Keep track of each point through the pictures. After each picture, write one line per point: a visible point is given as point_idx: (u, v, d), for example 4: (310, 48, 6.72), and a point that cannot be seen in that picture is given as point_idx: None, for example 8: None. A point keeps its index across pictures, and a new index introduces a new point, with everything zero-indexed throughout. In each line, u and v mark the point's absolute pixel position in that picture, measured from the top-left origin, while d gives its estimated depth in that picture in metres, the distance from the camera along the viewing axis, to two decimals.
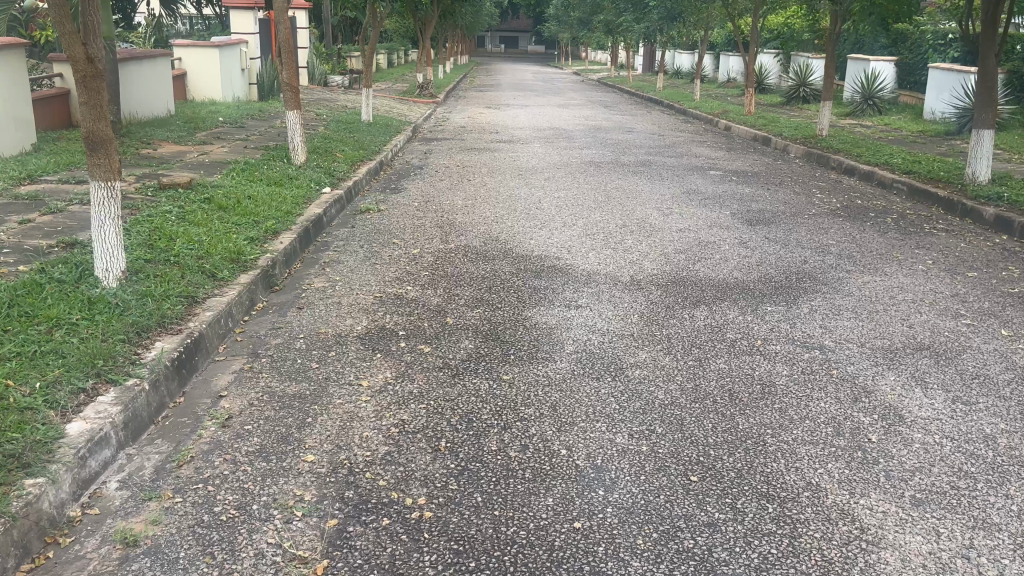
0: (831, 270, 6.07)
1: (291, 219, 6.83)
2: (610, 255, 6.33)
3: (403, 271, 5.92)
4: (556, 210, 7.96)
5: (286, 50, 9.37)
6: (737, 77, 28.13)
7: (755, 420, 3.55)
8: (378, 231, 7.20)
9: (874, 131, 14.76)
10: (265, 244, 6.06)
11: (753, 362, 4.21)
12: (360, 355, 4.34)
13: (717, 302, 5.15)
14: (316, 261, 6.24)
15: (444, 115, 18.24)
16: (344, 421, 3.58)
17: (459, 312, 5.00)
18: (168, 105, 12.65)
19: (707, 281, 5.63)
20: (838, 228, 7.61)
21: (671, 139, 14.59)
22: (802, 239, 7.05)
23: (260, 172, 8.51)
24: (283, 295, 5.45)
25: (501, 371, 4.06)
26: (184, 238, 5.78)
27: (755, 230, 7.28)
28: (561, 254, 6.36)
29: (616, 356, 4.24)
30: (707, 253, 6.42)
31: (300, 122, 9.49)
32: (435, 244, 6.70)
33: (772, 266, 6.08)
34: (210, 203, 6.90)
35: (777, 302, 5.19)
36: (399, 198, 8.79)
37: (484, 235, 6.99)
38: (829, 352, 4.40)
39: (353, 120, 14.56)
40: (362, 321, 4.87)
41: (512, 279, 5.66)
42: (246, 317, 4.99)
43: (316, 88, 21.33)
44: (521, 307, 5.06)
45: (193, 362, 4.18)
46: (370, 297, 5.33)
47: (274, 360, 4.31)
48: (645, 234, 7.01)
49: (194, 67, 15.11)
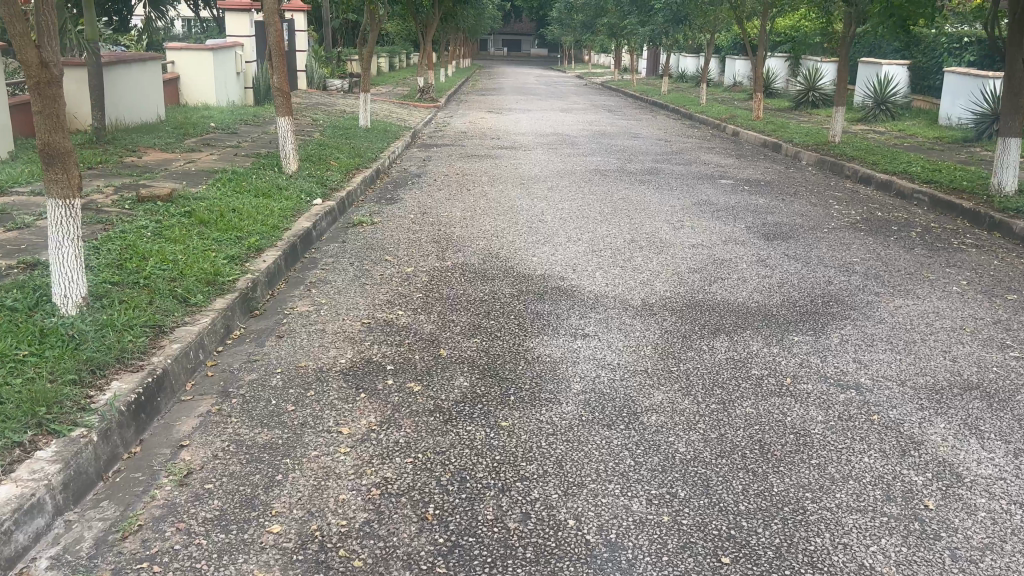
0: (859, 292, 5.61)
1: (277, 234, 6.37)
2: (619, 275, 5.87)
3: (394, 293, 5.46)
4: (561, 224, 7.49)
5: (276, 54, 8.93)
6: (743, 81, 27.68)
7: (790, 481, 3.10)
8: (370, 247, 6.74)
9: (888, 137, 14.28)
10: (246, 262, 5.61)
11: (783, 406, 3.74)
12: (342, 394, 3.88)
13: (739, 331, 4.70)
14: (301, 281, 5.79)
15: (445, 120, 17.82)
16: (319, 481, 3.13)
17: (454, 343, 4.54)
18: (158, 110, 12.21)
19: (725, 305, 5.17)
20: (861, 244, 7.14)
21: (678, 145, 14.14)
22: (824, 257, 6.58)
23: (247, 182, 8.06)
24: (263, 320, 5.00)
25: (499, 417, 3.60)
26: (158, 257, 5.33)
27: (772, 246, 6.83)
28: (566, 273, 5.90)
29: (629, 398, 3.78)
30: (724, 272, 5.96)
31: (292, 128, 9.04)
32: (431, 262, 6.24)
33: (794, 288, 5.63)
34: (190, 217, 6.45)
35: (803, 332, 4.73)
36: (395, 209, 8.33)
37: (483, 252, 6.53)
38: (866, 393, 3.92)
39: (350, 125, 14.12)
40: (347, 353, 4.42)
41: (512, 302, 5.21)
42: (219, 347, 4.53)
43: (315, 92, 20.91)
44: (522, 336, 4.60)
45: (154, 405, 3.72)
46: (357, 324, 4.87)
47: (245, 401, 3.86)
48: (656, 251, 6.56)
49: (187, 70, 14.66)
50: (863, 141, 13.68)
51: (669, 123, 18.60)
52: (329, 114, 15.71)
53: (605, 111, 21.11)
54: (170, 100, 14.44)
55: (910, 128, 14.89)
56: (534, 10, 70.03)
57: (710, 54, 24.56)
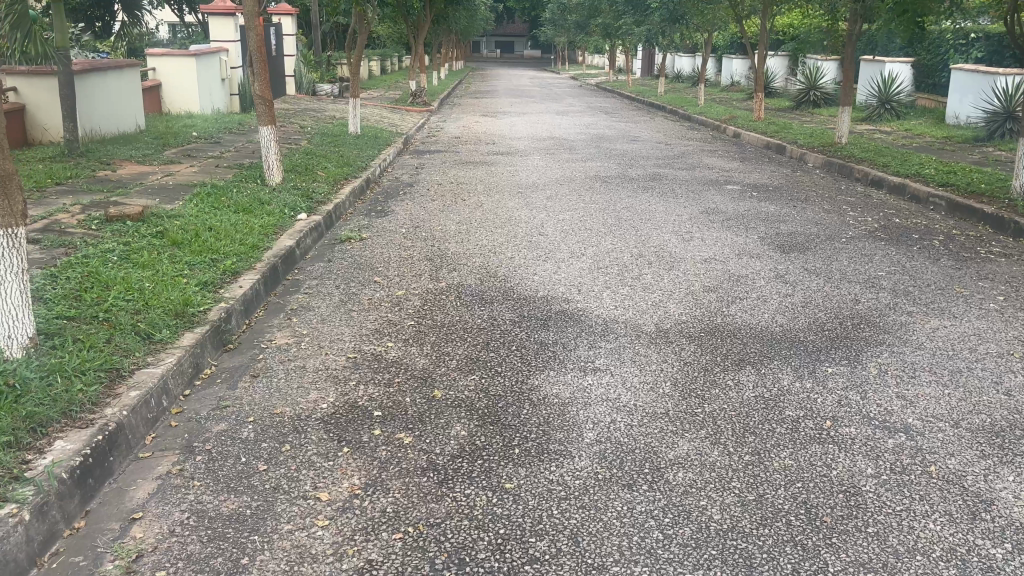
0: (890, 311, 5.14)
1: (256, 254, 5.90)
2: (628, 295, 5.40)
3: (383, 321, 4.98)
4: (562, 238, 7.02)
5: (257, 60, 8.45)
6: (741, 80, 27.29)
7: (847, 557, 2.63)
8: (357, 266, 6.26)
9: (895, 137, 13.84)
10: (220, 289, 5.14)
11: (826, 457, 3.27)
12: (321, 450, 3.40)
13: (766, 362, 4.23)
14: (281, 308, 5.32)
15: (438, 125, 17.35)
16: (291, 565, 2.65)
17: (450, 381, 4.05)
18: (137, 120, 11.71)
19: (747, 330, 4.71)
20: (884, 255, 6.68)
21: (678, 148, 13.71)
22: (846, 271, 6.12)
23: (228, 196, 7.58)
24: (237, 356, 4.52)
25: (503, 477, 3.11)
26: (122, 286, 4.84)
27: (789, 259, 6.37)
28: (571, 294, 5.43)
29: (650, 450, 3.30)
30: (741, 290, 5.51)
31: (275, 137, 8.57)
32: (423, 283, 5.76)
33: (819, 308, 5.17)
34: (162, 237, 5.98)
35: (837, 361, 4.27)
36: (385, 223, 7.85)
37: (480, 270, 6.06)
38: (919, 437, 3.43)
39: (340, 132, 13.63)
40: (328, 396, 3.93)
41: (514, 330, 4.73)
42: (186, 390, 4.04)
43: (304, 97, 20.44)
44: (525, 372, 4.12)
45: (105, 466, 3.23)
46: (341, 359, 4.39)
47: (211, 459, 3.37)
48: (665, 267, 6.10)
49: (169, 77, 14.17)
50: (870, 142, 13.25)
51: (668, 125, 18.15)
52: (317, 121, 15.24)
53: (601, 113, 20.66)
54: (151, 109, 13.94)
55: (917, 127, 14.45)
56: (525, 11, 69.52)
57: (706, 54, 24.10)
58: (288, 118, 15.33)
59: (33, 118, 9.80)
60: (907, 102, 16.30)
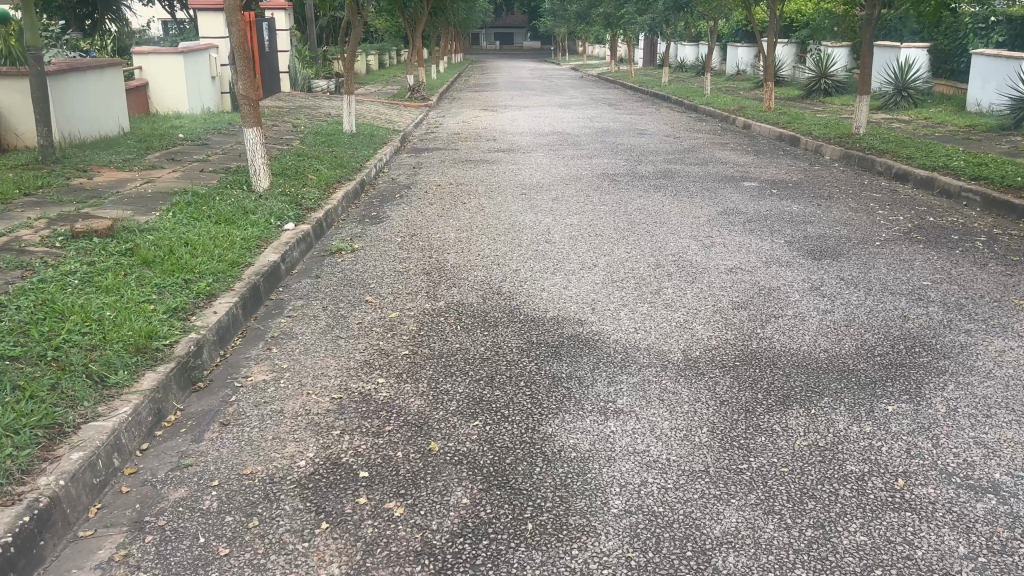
0: (944, 330, 4.57)
1: (235, 273, 5.34)
2: (648, 314, 4.83)
3: (373, 350, 4.41)
4: (571, 246, 6.45)
5: (240, 57, 7.85)
6: (748, 69, 26.74)
7: None
8: (348, 283, 5.69)
9: (915, 126, 13.24)
10: (190, 316, 4.57)
11: (905, 530, 2.71)
12: (295, 526, 2.83)
13: (816, 400, 3.67)
14: (261, 335, 4.75)
15: (437, 120, 16.76)
16: None
17: (449, 429, 3.48)
18: (120, 121, 11.13)
19: (787, 359, 4.16)
20: (924, 261, 6.10)
21: (687, 142, 13.11)
22: (886, 281, 5.56)
23: (209, 205, 7.00)
24: (207, 398, 3.95)
25: (516, 567, 2.55)
26: (78, 316, 4.27)
27: (822, 269, 5.81)
28: (584, 313, 4.85)
29: (692, 526, 2.74)
30: (774, 307, 4.95)
31: (261, 140, 8.00)
32: (419, 302, 5.18)
33: (864, 328, 4.61)
34: (132, 255, 5.41)
35: (896, 397, 3.70)
36: (380, 231, 7.28)
37: (483, 286, 5.49)
38: (1014, 501, 2.87)
39: (335, 131, 13.04)
40: (307, 450, 3.36)
41: (523, 361, 4.17)
42: (144, 444, 3.47)
43: (299, 94, 19.80)
44: (537, 416, 3.55)
45: (31, 555, 2.66)
46: (324, 401, 3.81)
47: (163, 540, 2.80)
48: (687, 278, 5.55)
49: (156, 76, 13.59)
50: (890, 132, 12.65)
51: (675, 116, 17.55)
52: (311, 119, 14.68)
53: (605, 105, 20.06)
54: (138, 109, 13.36)
55: (937, 116, 13.83)
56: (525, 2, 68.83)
57: (713, 42, 23.46)
58: (281, 116, 14.74)
59: (6, 123, 9.25)
60: (925, 89, 15.65)
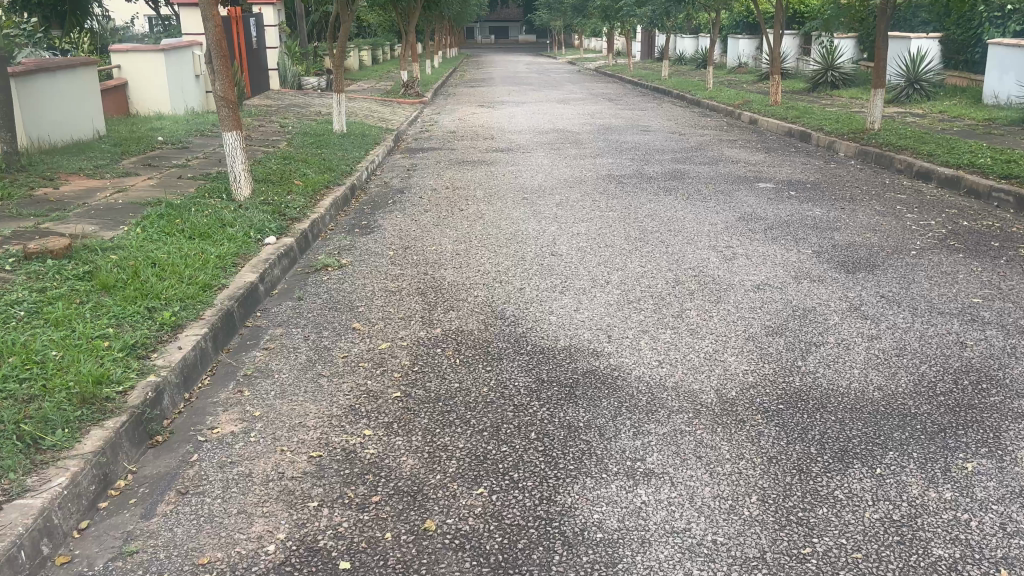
0: (1012, 359, 4.01)
1: (205, 298, 4.77)
2: (672, 342, 4.28)
3: (360, 391, 3.84)
4: (579, 258, 5.89)
5: (216, 56, 7.26)
6: (749, 61, 26.30)
7: None
8: (334, 305, 5.13)
9: (930, 119, 12.70)
10: (150, 355, 4.00)
11: None
12: None
13: (879, 456, 3.11)
14: (233, 373, 4.19)
15: (432, 118, 16.19)
16: None
17: (449, 499, 2.92)
18: (96, 124, 10.53)
19: (838, 399, 3.60)
20: (969, 273, 5.54)
21: (693, 139, 12.55)
22: (932, 297, 5.02)
23: (183, 217, 6.43)
24: (164, 456, 3.38)
25: None
26: (18, 356, 3.70)
27: (857, 284, 5.26)
28: (600, 342, 4.29)
29: None
30: (813, 332, 4.40)
31: (241, 145, 7.42)
32: (413, 329, 4.62)
33: (920, 358, 4.05)
34: (91, 280, 4.85)
35: (975, 449, 3.14)
36: (371, 242, 6.72)
37: (484, 308, 4.93)
38: None
39: (325, 131, 12.45)
40: (278, 530, 2.80)
41: (533, 405, 3.61)
42: (83, 521, 2.92)
43: (289, 92, 19.23)
44: (553, 482, 2.98)
45: None
46: (301, 461, 3.25)
47: None
48: (712, 297, 5.00)
49: (136, 75, 12.99)
50: (905, 127, 12.10)
51: (677, 111, 16.99)
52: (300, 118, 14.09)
53: (604, 100, 19.49)
54: (117, 110, 12.76)
55: (953, 109, 13.26)
56: None
57: (715, 34, 22.92)
58: (269, 116, 14.14)
59: None
60: (938, 81, 15.07)
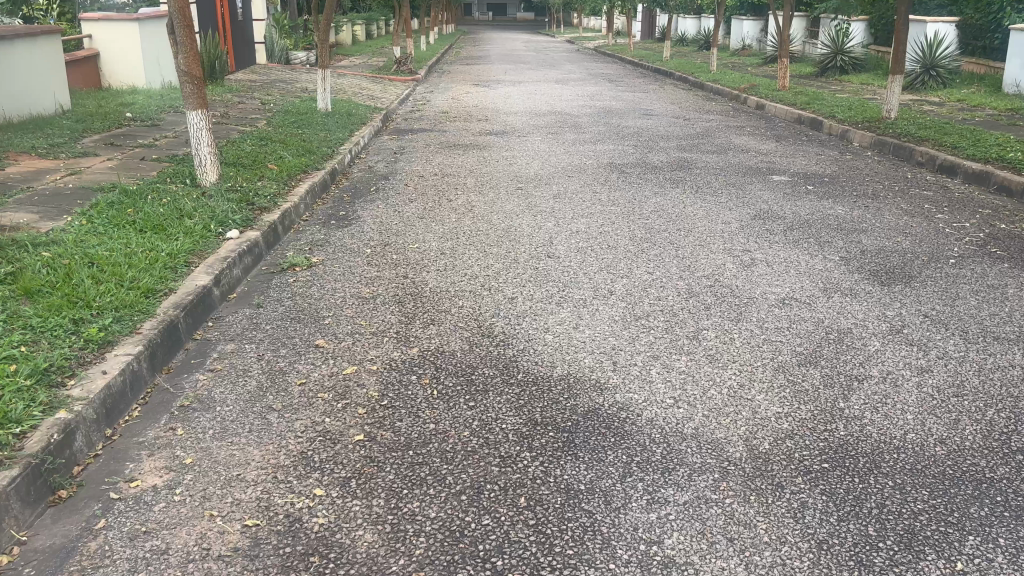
0: None
1: (144, 306, 4.08)
2: (689, 373, 3.63)
3: (314, 434, 3.18)
4: (580, 262, 5.24)
5: (178, 24, 6.52)
6: (753, 43, 25.61)
7: None
8: (298, 316, 4.45)
9: (949, 108, 12.01)
10: (65, 381, 3.32)
11: None
12: None
13: (959, 546, 2.46)
14: (168, 403, 3.52)
15: (424, 97, 15.43)
16: None
17: None
18: (61, 98, 9.79)
19: (896, 458, 2.95)
20: (1019, 287, 4.89)
21: (698, 124, 11.87)
22: (984, 318, 4.37)
23: (137, 206, 5.74)
24: (66, 519, 2.72)
25: None
26: None
27: (894, 299, 4.62)
28: (604, 372, 3.64)
29: None
30: (853, 363, 3.76)
31: (206, 125, 6.70)
32: (385, 349, 3.96)
33: (985, 400, 3.40)
34: (12, 283, 4.15)
35: None
36: (348, 236, 6.04)
37: (470, 323, 4.27)
38: None
39: (308, 108, 11.71)
40: None
41: (524, 457, 2.95)
42: None
43: (276, 67, 18.44)
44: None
45: None
46: (233, 532, 2.61)
47: None
48: (733, 313, 4.35)
49: (109, 45, 12.23)
50: (923, 115, 11.43)
51: (680, 95, 16.26)
52: (284, 95, 13.33)
53: (605, 82, 18.76)
54: (87, 82, 12.00)
55: (972, 97, 12.59)
56: None
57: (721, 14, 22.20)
58: (250, 92, 13.35)
59: None
60: (954, 68, 14.39)
